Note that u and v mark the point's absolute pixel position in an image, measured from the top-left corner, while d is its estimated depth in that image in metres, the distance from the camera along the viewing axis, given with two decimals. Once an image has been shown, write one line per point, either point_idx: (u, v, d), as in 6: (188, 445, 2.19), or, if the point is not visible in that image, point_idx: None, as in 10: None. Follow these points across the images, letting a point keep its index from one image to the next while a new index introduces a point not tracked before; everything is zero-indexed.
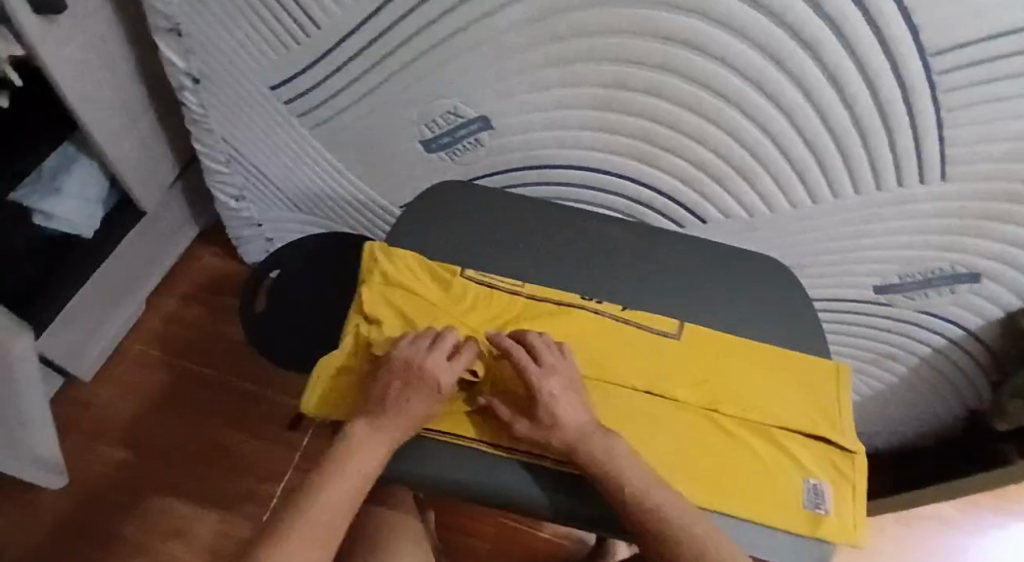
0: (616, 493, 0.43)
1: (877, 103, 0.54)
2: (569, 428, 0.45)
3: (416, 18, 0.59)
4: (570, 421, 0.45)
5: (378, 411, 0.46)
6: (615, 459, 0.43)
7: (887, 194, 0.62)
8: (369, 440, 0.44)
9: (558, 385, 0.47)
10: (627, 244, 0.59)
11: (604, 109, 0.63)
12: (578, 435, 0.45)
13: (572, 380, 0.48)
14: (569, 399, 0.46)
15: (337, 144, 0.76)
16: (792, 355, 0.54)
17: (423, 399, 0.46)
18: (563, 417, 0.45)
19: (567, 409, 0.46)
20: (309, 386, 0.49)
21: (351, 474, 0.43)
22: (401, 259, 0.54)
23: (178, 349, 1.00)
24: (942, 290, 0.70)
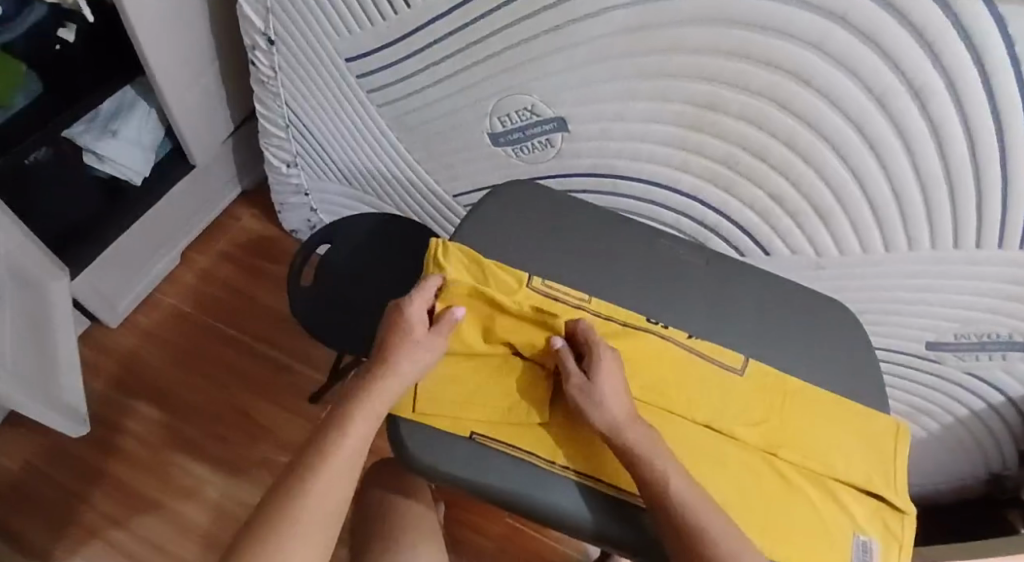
0: (651, 486, 0.42)
1: (974, 161, 0.52)
2: (615, 409, 0.45)
3: (512, 11, 0.58)
4: (621, 402, 0.45)
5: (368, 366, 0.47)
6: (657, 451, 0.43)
7: (962, 253, 0.60)
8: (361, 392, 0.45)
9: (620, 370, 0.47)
10: (698, 270, 0.58)
11: (688, 128, 0.61)
12: (627, 420, 0.44)
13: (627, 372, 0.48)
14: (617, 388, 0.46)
15: (402, 124, 0.74)
16: (853, 405, 0.53)
17: (405, 341, 0.47)
18: (615, 394, 0.45)
19: (620, 387, 0.46)
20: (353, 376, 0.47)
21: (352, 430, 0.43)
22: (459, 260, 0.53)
23: (207, 305, 0.99)
24: (994, 354, 0.69)
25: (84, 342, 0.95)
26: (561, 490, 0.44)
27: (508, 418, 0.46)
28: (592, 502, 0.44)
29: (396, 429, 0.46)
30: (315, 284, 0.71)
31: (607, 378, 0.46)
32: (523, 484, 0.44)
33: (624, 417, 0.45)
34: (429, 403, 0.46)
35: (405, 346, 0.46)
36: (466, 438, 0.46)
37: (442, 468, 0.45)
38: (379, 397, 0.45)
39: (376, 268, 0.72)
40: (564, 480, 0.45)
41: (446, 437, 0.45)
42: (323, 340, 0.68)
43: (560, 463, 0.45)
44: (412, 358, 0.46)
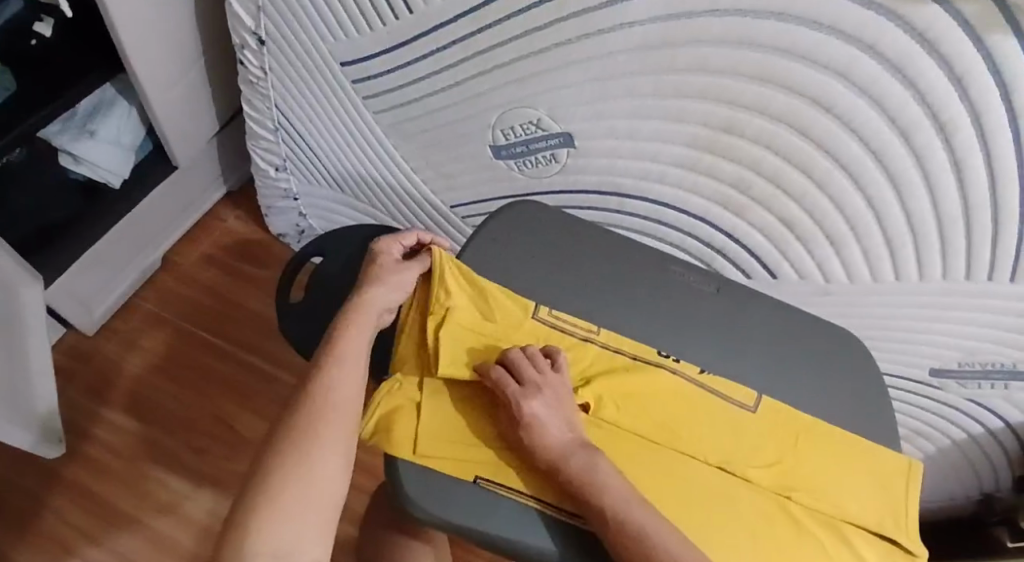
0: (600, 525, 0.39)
1: (994, 198, 0.51)
2: (543, 450, 0.42)
3: (523, 23, 0.55)
4: (547, 439, 0.42)
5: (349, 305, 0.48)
6: (595, 484, 0.40)
7: (972, 285, 0.59)
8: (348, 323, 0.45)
9: (542, 401, 0.44)
10: (710, 299, 0.56)
11: (704, 149, 0.59)
12: (558, 456, 0.42)
13: (560, 398, 0.45)
14: (554, 420, 0.43)
15: (400, 131, 0.71)
16: (863, 442, 0.51)
17: (379, 275, 0.49)
18: (534, 432, 0.42)
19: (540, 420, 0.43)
20: (364, 423, 0.46)
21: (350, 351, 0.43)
22: (464, 287, 0.51)
23: (190, 309, 0.95)
24: (997, 383, 0.68)
25: (59, 348, 0.91)
26: (572, 542, 0.42)
27: (512, 460, 0.44)
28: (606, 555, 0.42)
29: (396, 472, 0.43)
30: (309, 293, 0.68)
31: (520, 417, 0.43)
32: (531, 537, 0.41)
33: (553, 451, 0.42)
34: (430, 443, 0.44)
35: (380, 278, 0.49)
36: (470, 482, 0.43)
37: (445, 515, 0.42)
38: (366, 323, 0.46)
39: None
40: (575, 530, 0.42)
41: (449, 481, 0.43)
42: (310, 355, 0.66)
43: (567, 509, 0.42)
44: (390, 288, 0.49)
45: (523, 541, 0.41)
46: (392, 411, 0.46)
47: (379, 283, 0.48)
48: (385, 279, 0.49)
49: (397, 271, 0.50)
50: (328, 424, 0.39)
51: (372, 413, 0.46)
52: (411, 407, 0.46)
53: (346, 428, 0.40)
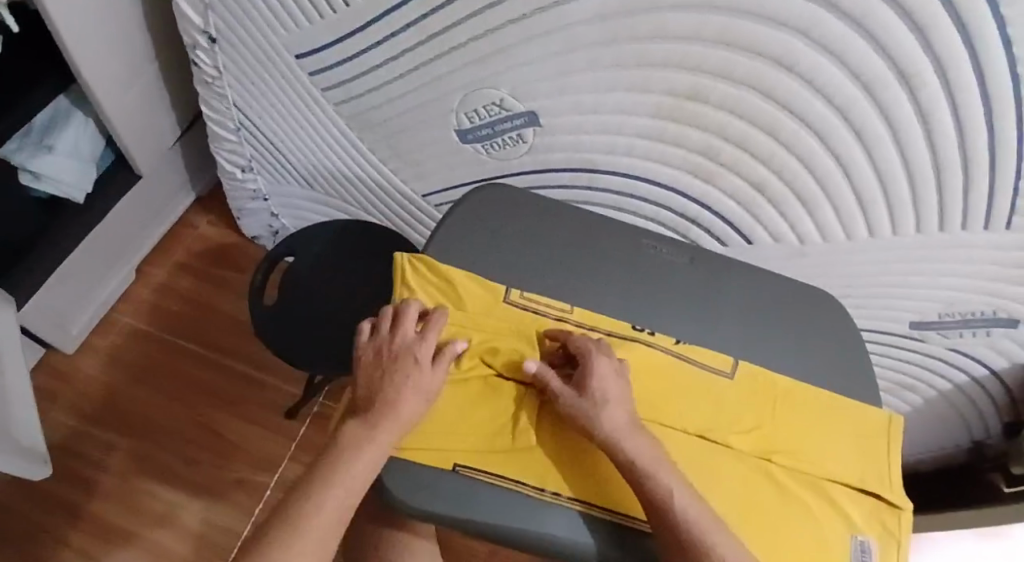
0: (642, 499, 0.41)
1: (962, 148, 0.51)
2: (606, 417, 0.43)
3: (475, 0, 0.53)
4: (613, 408, 0.43)
5: (365, 411, 0.44)
6: (647, 462, 0.41)
7: (946, 236, 0.59)
8: (356, 441, 0.42)
9: (615, 367, 0.46)
10: (684, 269, 0.55)
11: (668, 118, 0.59)
12: (619, 427, 0.42)
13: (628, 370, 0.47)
14: (620, 382, 0.45)
15: (363, 121, 0.70)
16: (842, 400, 0.51)
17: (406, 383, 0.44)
18: (603, 401, 0.43)
19: (609, 395, 0.44)
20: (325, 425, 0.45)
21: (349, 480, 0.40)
22: (427, 280, 0.50)
23: (172, 320, 0.95)
24: (977, 331, 0.69)
25: (40, 367, 0.91)
26: (552, 521, 0.42)
27: (492, 447, 0.44)
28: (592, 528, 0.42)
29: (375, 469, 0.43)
30: (282, 296, 0.69)
31: (592, 385, 0.44)
32: (507, 519, 0.42)
33: (614, 423, 0.42)
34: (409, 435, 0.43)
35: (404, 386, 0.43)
36: (450, 471, 0.43)
37: (426, 505, 0.42)
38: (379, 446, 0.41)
39: (349, 275, 0.71)
40: (558, 508, 0.42)
41: (426, 473, 0.43)
42: (288, 357, 0.66)
43: (549, 490, 0.43)
44: (412, 404, 0.43)
45: (503, 523, 0.41)
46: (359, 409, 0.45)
47: (403, 396, 0.43)
48: (411, 392, 0.43)
49: (427, 383, 0.44)
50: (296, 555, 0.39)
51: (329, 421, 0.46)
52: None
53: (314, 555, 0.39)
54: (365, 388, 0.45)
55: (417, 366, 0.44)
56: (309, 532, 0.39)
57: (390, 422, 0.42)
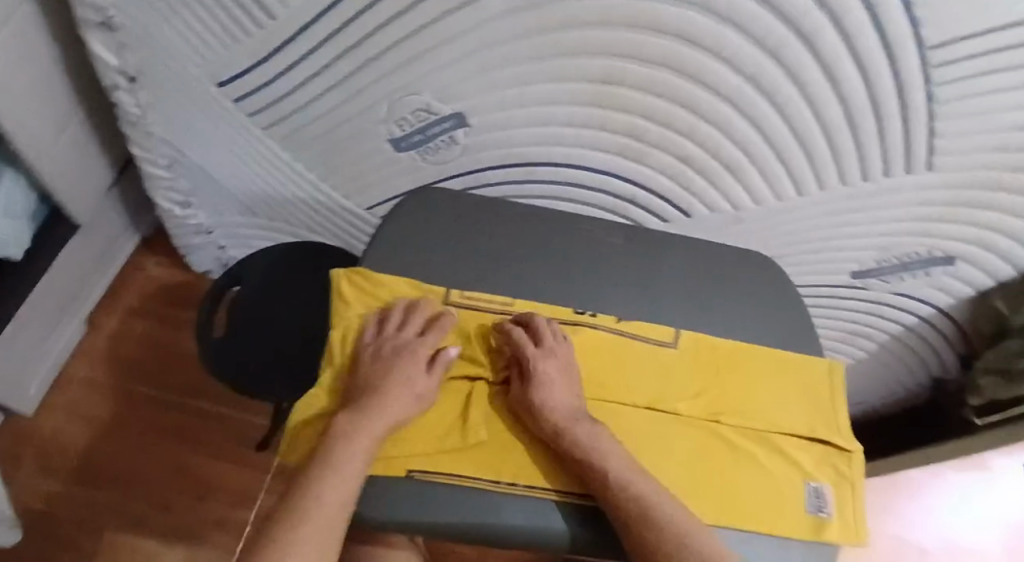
0: (598, 483, 0.42)
1: (871, 98, 0.53)
2: (555, 411, 0.45)
3: (380, 11, 0.51)
4: (561, 402, 0.46)
5: (358, 401, 0.45)
6: (599, 447, 0.43)
7: (870, 185, 0.61)
8: (353, 423, 0.43)
9: (555, 363, 0.47)
10: (624, 248, 0.56)
11: (592, 103, 0.59)
12: (570, 419, 0.45)
13: (569, 364, 0.49)
14: (563, 382, 0.47)
15: (292, 144, 0.69)
16: (787, 354, 0.53)
17: (404, 377, 0.46)
18: (550, 396, 0.45)
19: (554, 389, 0.46)
20: (285, 447, 0.47)
21: (352, 467, 0.41)
22: (366, 290, 0.50)
23: (137, 368, 0.95)
24: (916, 273, 0.72)
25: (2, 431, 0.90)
26: (513, 509, 0.43)
27: (443, 447, 0.45)
28: (544, 512, 0.44)
29: None
30: (236, 333, 0.69)
31: (538, 380, 0.46)
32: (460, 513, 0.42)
33: (565, 416, 0.45)
34: None
35: (402, 381, 0.45)
36: (404, 476, 0.43)
37: (381, 515, 0.42)
38: (377, 428, 0.43)
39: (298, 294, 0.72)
40: (515, 497, 0.43)
41: (379, 482, 0.43)
42: (245, 391, 0.66)
43: (504, 481, 0.44)
44: (408, 393, 0.45)
45: (459, 522, 0.42)
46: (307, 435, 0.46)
47: (399, 391, 0.45)
48: (407, 388, 0.45)
49: (421, 383, 0.46)
50: (317, 521, 0.39)
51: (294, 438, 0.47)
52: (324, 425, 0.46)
53: (331, 527, 0.40)
54: (358, 382, 0.47)
55: (414, 359, 0.47)
56: (325, 499, 0.40)
57: (385, 403, 0.44)
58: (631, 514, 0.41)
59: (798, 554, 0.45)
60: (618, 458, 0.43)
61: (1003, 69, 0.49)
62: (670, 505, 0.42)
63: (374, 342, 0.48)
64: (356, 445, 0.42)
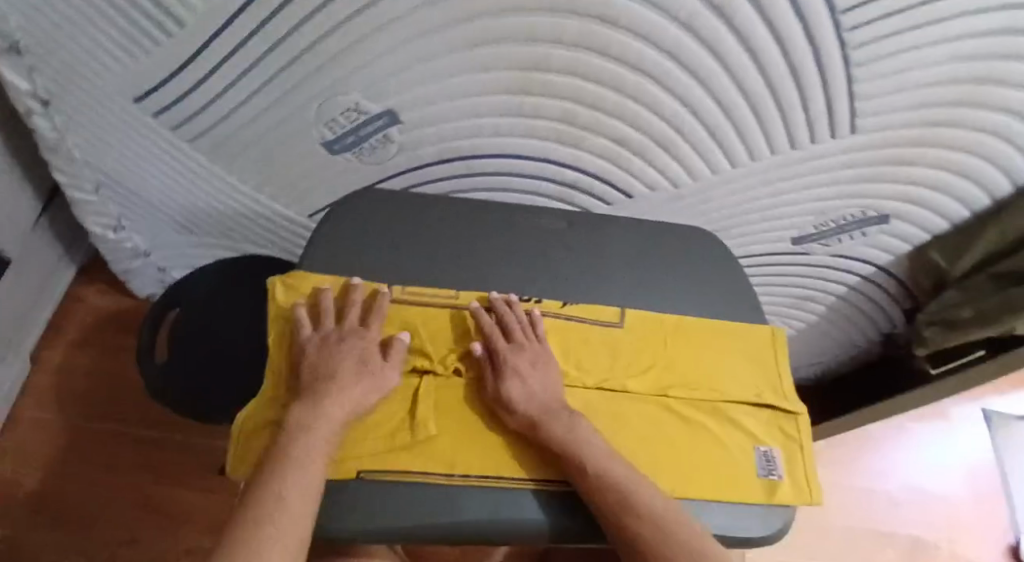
0: (577, 469, 0.43)
1: (790, 66, 0.54)
2: (531, 405, 0.45)
3: (292, 11, 0.50)
4: (538, 395, 0.46)
5: (311, 389, 0.45)
6: (577, 436, 0.44)
7: (800, 151, 0.63)
8: (310, 412, 0.43)
9: (527, 360, 0.48)
10: (566, 233, 0.56)
11: (521, 92, 0.58)
12: (547, 411, 0.45)
13: (543, 361, 0.49)
14: (535, 377, 0.47)
15: (222, 155, 0.67)
16: (729, 324, 0.54)
17: (355, 363, 0.46)
18: (528, 390, 0.46)
19: (531, 383, 0.47)
20: (235, 453, 0.44)
21: (316, 452, 0.41)
22: (300, 295, 0.49)
23: (84, 403, 0.93)
24: (854, 233, 0.74)
25: None
26: (469, 501, 0.43)
27: (393, 445, 0.44)
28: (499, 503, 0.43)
29: None
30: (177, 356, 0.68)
31: (514, 375, 0.46)
32: (415, 513, 0.42)
33: (541, 408, 0.45)
34: None
35: (353, 367, 0.46)
36: (354, 479, 0.43)
37: (335, 527, 0.41)
38: (335, 414, 0.43)
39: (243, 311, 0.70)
40: (469, 489, 0.43)
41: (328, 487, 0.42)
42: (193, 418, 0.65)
43: (457, 474, 0.44)
44: (364, 379, 0.45)
45: (410, 522, 0.42)
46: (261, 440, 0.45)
47: (357, 379, 0.45)
48: (363, 374, 0.45)
49: (375, 367, 0.46)
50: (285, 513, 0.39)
51: (243, 436, 0.45)
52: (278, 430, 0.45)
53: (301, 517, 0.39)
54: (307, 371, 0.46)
55: (364, 345, 0.47)
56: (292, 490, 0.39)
57: (342, 390, 0.44)
58: (609, 497, 0.42)
59: (755, 517, 0.46)
60: (595, 444, 0.44)
61: (913, 27, 0.51)
62: (647, 490, 0.43)
63: (320, 331, 0.48)
64: (316, 433, 0.42)
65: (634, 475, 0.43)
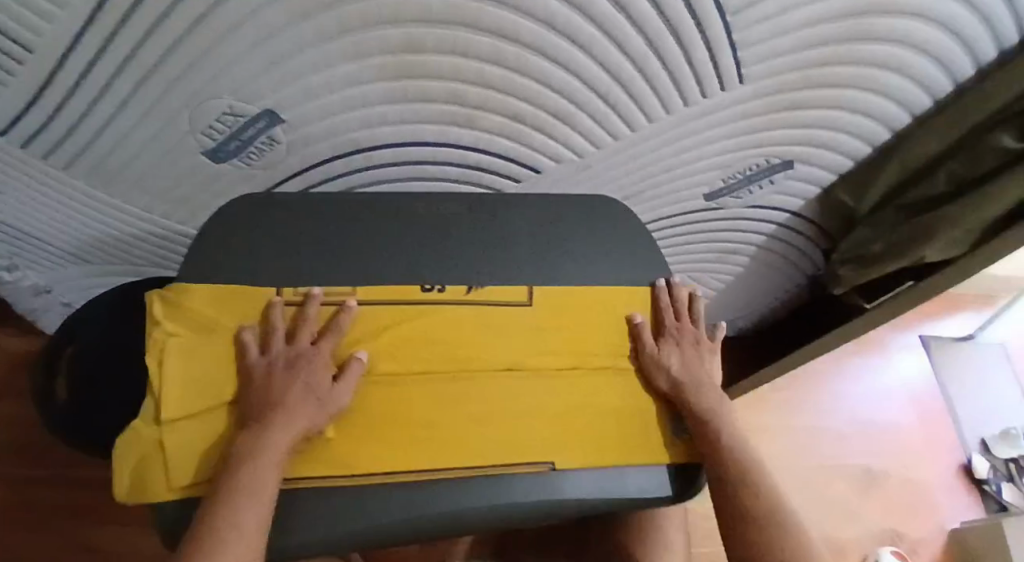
0: (714, 438, 0.50)
1: (667, 22, 0.53)
2: (683, 373, 0.52)
3: (134, 17, 0.46)
4: (693, 368, 0.53)
5: (258, 418, 0.43)
6: (718, 412, 0.51)
7: (694, 108, 0.63)
8: (256, 440, 0.41)
9: (693, 341, 0.55)
10: (466, 216, 0.54)
11: (400, 76, 0.55)
12: (695, 383, 0.52)
13: (706, 345, 0.56)
14: (694, 354, 0.54)
15: (103, 177, 0.63)
16: (638, 290, 0.56)
17: (304, 389, 0.44)
18: (683, 362, 0.53)
19: (688, 358, 0.54)
20: (117, 470, 0.44)
21: (262, 478, 0.40)
22: (188, 307, 0.47)
23: (10, 454, 0.90)
24: (763, 182, 0.75)
25: None
26: (372, 501, 0.45)
27: None
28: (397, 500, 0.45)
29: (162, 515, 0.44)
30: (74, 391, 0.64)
31: (675, 347, 0.54)
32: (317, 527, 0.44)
33: (691, 379, 0.52)
34: (188, 471, 0.44)
35: (303, 390, 0.44)
36: None
37: None
38: (282, 441, 0.42)
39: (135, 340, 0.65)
40: (378, 490, 0.45)
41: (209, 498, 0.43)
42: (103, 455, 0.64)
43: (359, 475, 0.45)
44: (312, 403, 0.44)
45: (279, 538, 0.43)
46: (142, 459, 0.44)
47: (304, 404, 0.44)
48: (314, 399, 0.44)
49: (325, 391, 0.45)
50: (237, 538, 0.37)
51: (127, 449, 0.44)
52: (159, 449, 0.44)
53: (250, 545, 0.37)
54: (254, 398, 0.44)
55: (313, 368, 0.46)
56: (241, 518, 0.38)
57: (287, 416, 0.43)
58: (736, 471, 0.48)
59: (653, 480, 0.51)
60: (732, 424, 0.51)
61: None
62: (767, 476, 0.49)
63: (263, 358, 0.46)
64: (265, 459, 0.40)
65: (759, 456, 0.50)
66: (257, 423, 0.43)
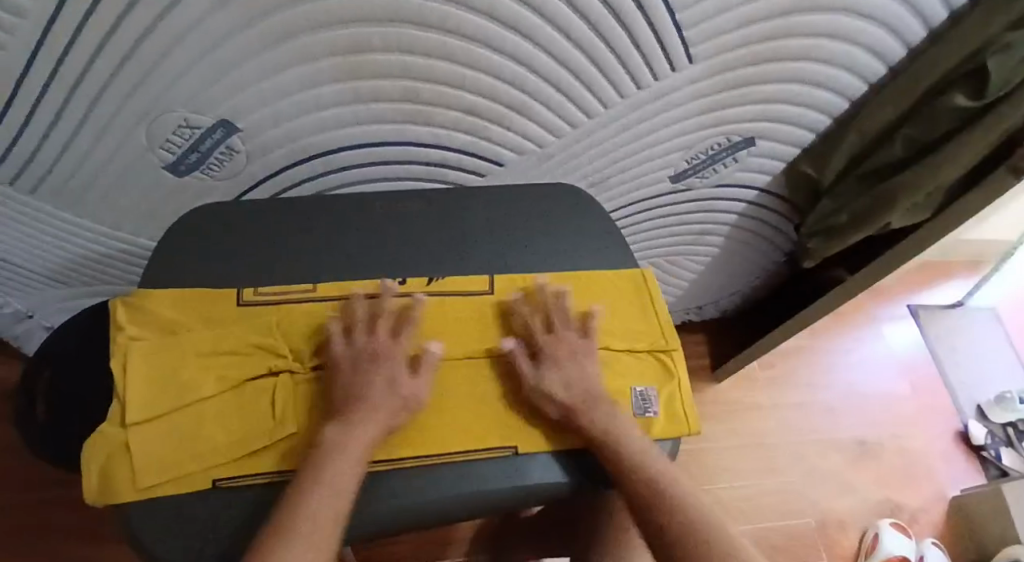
0: (615, 460, 0.45)
1: (609, 6, 0.54)
2: (569, 393, 0.47)
3: (79, 38, 0.47)
4: (578, 384, 0.48)
5: (341, 410, 0.44)
6: (615, 428, 0.46)
7: (647, 91, 0.64)
8: (340, 433, 0.43)
9: (572, 351, 0.50)
10: (424, 211, 0.55)
11: (351, 78, 0.56)
12: (585, 400, 0.48)
13: (584, 350, 0.51)
14: (578, 363, 0.50)
15: (70, 199, 0.64)
16: (597, 272, 0.56)
17: (387, 383, 0.46)
18: (565, 378, 0.48)
19: (569, 372, 0.49)
20: (84, 472, 0.42)
21: (343, 467, 0.41)
22: (151, 313, 0.48)
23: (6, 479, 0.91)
24: (727, 160, 0.76)
25: None
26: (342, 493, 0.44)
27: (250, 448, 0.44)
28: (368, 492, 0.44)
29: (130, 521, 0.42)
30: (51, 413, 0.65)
31: (553, 364, 0.49)
32: None
33: (581, 397, 0.48)
34: (152, 471, 0.43)
35: (386, 384, 0.46)
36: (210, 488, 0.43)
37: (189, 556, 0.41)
38: (369, 433, 0.43)
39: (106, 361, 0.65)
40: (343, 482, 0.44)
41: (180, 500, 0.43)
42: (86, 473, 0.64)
43: None
44: (388, 395, 0.45)
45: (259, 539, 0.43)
46: (109, 459, 0.43)
47: (385, 397, 0.45)
48: (394, 393, 0.45)
49: (409, 384, 0.46)
50: (314, 526, 0.38)
51: (92, 451, 0.43)
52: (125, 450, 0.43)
53: (326, 532, 0.39)
54: (342, 389, 0.46)
55: (396, 364, 0.47)
56: (319, 507, 0.39)
57: (370, 410, 0.44)
58: (652, 487, 0.44)
59: None
60: (632, 437, 0.47)
61: None
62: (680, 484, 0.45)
63: (345, 350, 0.47)
64: (348, 451, 0.42)
65: (663, 465, 0.46)
66: (340, 416, 0.44)
